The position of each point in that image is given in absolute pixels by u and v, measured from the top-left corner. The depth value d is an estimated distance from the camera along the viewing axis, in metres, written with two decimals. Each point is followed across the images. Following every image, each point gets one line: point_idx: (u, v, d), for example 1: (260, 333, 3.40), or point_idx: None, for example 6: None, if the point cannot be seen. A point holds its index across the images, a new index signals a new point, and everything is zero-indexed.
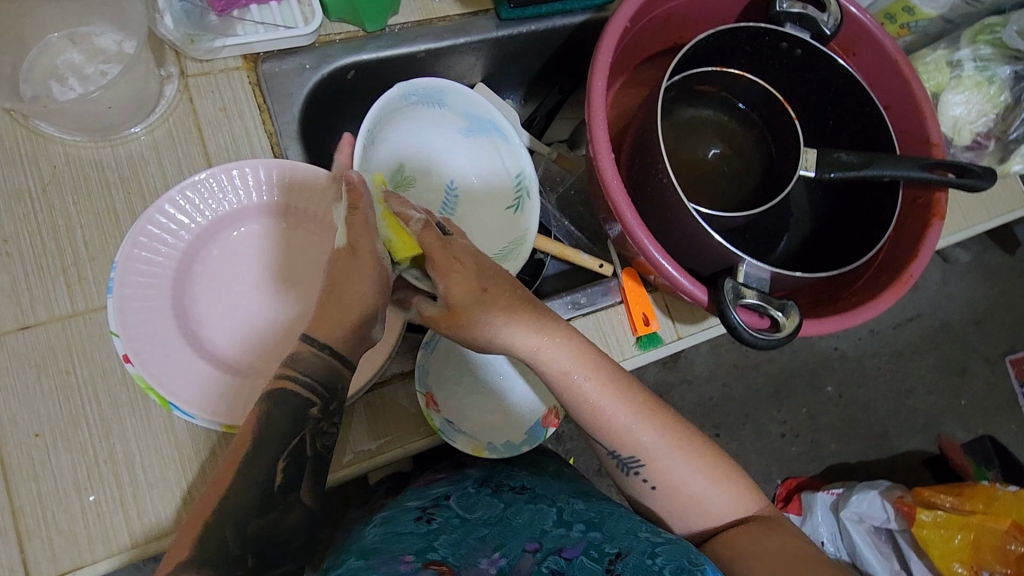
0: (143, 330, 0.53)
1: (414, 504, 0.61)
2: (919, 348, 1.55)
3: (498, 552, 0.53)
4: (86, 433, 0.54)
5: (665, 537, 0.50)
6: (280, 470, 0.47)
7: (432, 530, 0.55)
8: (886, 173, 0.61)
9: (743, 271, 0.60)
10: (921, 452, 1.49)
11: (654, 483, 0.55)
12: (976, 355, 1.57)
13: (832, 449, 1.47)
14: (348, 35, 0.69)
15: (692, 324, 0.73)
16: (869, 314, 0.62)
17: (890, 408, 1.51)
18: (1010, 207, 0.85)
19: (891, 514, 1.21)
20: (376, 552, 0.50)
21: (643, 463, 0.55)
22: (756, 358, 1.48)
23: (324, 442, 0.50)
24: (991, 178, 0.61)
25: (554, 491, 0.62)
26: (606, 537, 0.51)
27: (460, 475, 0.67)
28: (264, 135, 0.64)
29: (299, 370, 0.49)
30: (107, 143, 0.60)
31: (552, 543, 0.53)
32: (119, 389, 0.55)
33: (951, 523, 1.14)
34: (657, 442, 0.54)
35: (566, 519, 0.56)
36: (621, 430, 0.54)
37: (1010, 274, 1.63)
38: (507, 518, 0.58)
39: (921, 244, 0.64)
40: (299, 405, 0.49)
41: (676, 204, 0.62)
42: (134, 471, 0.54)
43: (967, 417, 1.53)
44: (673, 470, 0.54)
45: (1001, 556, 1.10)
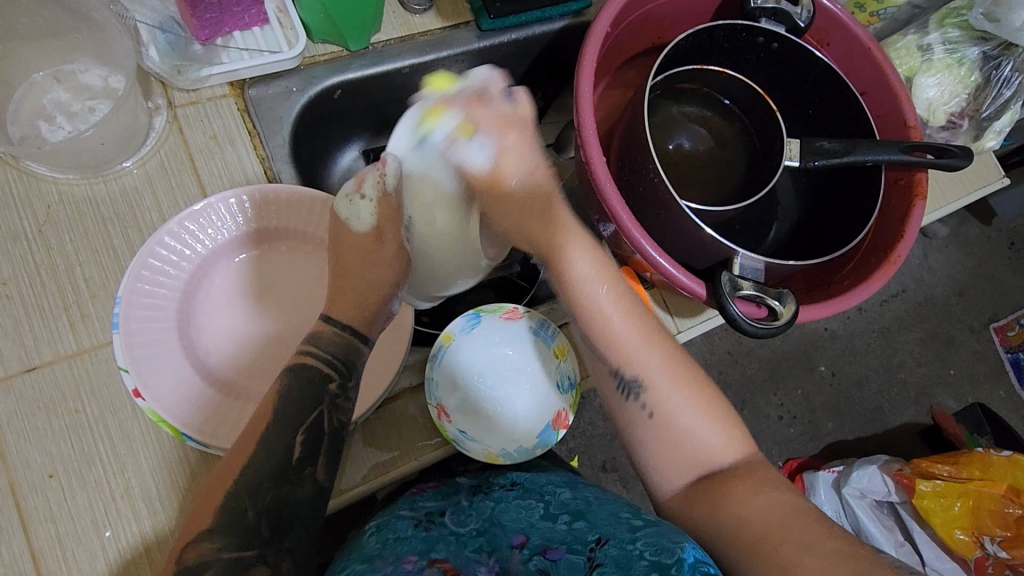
0: (150, 364, 0.54)
1: (407, 514, 0.63)
2: (906, 322, 1.59)
3: (494, 557, 0.56)
4: (100, 470, 0.54)
5: (645, 519, 0.51)
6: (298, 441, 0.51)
7: (430, 538, 0.59)
8: (868, 158, 0.63)
9: (738, 263, 0.62)
10: (915, 424, 1.52)
11: (653, 407, 0.53)
12: (960, 326, 1.61)
13: (829, 427, 1.50)
14: (332, 56, 0.70)
15: (692, 318, 0.75)
16: (864, 295, 0.64)
17: (882, 383, 1.55)
18: (986, 182, 0.88)
19: (892, 487, 1.24)
20: (377, 555, 0.55)
21: (646, 386, 0.53)
22: (750, 344, 1.51)
23: (342, 417, 0.54)
24: (969, 158, 0.62)
25: (542, 483, 0.65)
26: (589, 527, 0.53)
27: (452, 487, 0.68)
28: (256, 160, 0.64)
29: (321, 348, 0.55)
30: (99, 179, 0.60)
31: (539, 540, 0.55)
32: (131, 424, 0.55)
33: (949, 491, 1.18)
34: (662, 366, 0.54)
35: (553, 510, 0.60)
36: (626, 344, 0.55)
37: (988, 244, 1.68)
38: (496, 518, 0.62)
39: (906, 222, 0.66)
40: (319, 378, 0.54)
41: (669, 202, 0.63)
42: (151, 503, 0.54)
43: (957, 386, 1.56)
44: (671, 401, 0.53)
45: (1000, 519, 1.13)
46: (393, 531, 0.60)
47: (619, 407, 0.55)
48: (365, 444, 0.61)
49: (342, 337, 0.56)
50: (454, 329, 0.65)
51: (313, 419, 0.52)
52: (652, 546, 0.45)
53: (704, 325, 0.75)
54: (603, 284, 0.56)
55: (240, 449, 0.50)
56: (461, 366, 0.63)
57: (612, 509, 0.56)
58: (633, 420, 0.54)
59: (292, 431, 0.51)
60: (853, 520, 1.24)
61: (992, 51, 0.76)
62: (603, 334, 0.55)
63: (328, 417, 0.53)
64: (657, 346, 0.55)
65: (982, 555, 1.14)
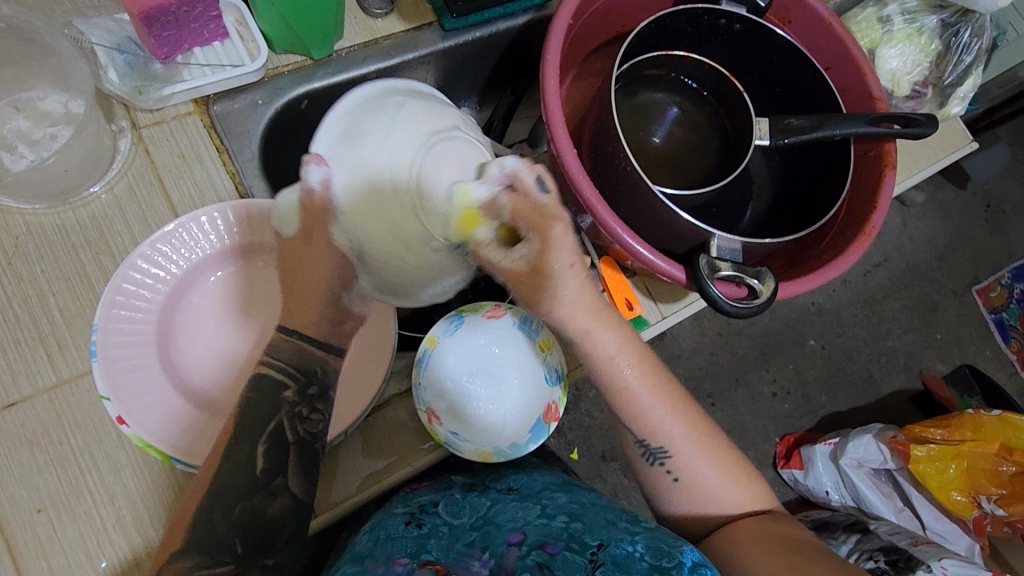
0: (133, 391, 0.53)
1: (401, 510, 0.67)
2: (891, 291, 1.61)
3: (489, 553, 0.58)
4: (90, 501, 0.53)
5: (644, 525, 0.55)
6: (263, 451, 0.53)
7: (422, 533, 0.62)
8: (836, 133, 0.65)
9: (715, 245, 0.62)
10: (907, 389, 1.55)
11: (678, 474, 0.58)
12: (944, 290, 1.63)
13: (823, 400, 1.52)
14: (295, 66, 0.69)
15: (674, 303, 0.75)
16: (842, 268, 0.65)
17: (872, 351, 1.57)
18: (955, 146, 0.89)
19: (888, 455, 1.26)
20: (370, 555, 0.58)
21: (670, 454, 0.58)
22: (738, 323, 1.52)
23: (309, 427, 0.56)
24: (934, 124, 0.66)
25: (537, 489, 0.66)
26: (585, 529, 0.56)
27: (445, 483, 0.71)
28: (227, 175, 0.64)
29: (276, 358, 0.57)
30: (67, 206, 0.59)
31: (535, 536, 0.57)
32: (118, 451, 0.54)
33: (945, 454, 1.20)
34: (687, 434, 0.58)
35: (550, 511, 0.61)
36: (655, 421, 0.58)
37: (964, 207, 1.70)
38: (491, 517, 0.63)
39: (879, 192, 0.68)
40: (276, 386, 0.56)
41: (643, 190, 0.63)
42: (145, 530, 0.54)
43: (945, 350, 1.59)
44: (695, 464, 0.58)
45: (994, 478, 1.17)
46: (386, 530, 0.63)
47: (645, 470, 0.59)
48: (356, 451, 0.61)
49: (291, 342, 0.58)
50: (437, 332, 0.64)
51: (272, 431, 0.54)
52: (652, 549, 0.50)
53: (689, 309, 0.75)
54: (632, 364, 0.57)
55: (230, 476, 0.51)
56: (447, 368, 0.62)
57: (607, 516, 0.58)
58: (658, 481, 0.59)
59: None
60: (853, 490, 1.27)
61: (950, 18, 0.78)
62: (631, 406, 0.58)
63: (289, 427, 0.55)
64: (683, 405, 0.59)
65: (980, 514, 1.19)
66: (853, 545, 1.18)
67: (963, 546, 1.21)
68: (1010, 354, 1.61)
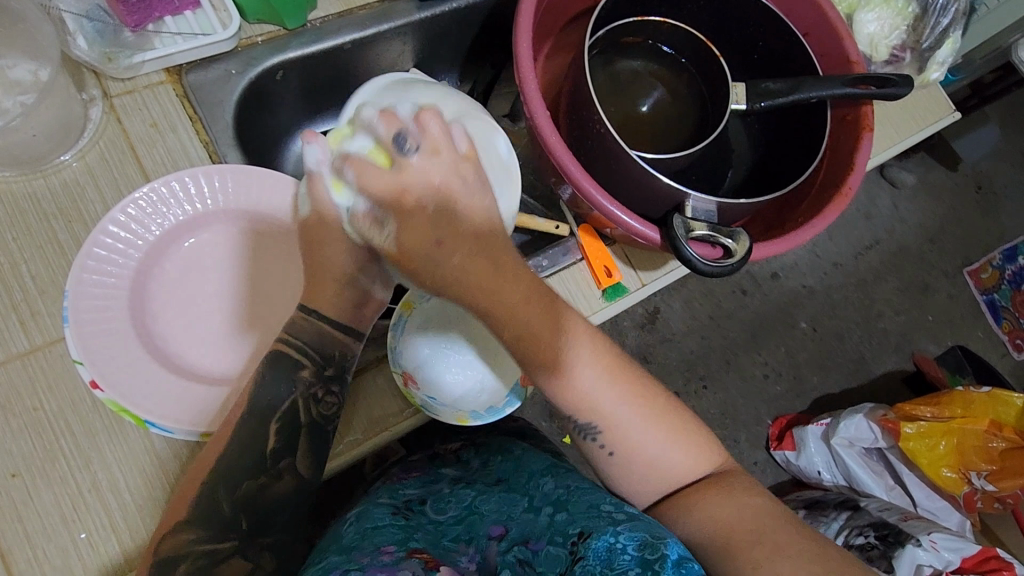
0: (106, 357, 0.53)
1: (386, 501, 0.69)
2: (882, 273, 1.61)
3: (473, 547, 0.62)
4: (65, 467, 0.54)
5: (625, 513, 0.55)
6: (274, 433, 0.55)
7: (409, 524, 0.63)
8: (813, 95, 0.66)
9: (690, 206, 0.62)
10: (898, 371, 1.56)
11: (612, 447, 0.57)
12: (935, 272, 1.64)
13: (814, 381, 1.52)
14: (269, 35, 0.69)
15: (654, 271, 0.76)
16: (819, 228, 0.65)
17: (863, 333, 1.57)
18: (936, 116, 0.90)
19: (878, 434, 1.26)
20: (356, 547, 0.57)
21: (603, 429, 0.57)
22: (729, 306, 1.52)
23: (322, 410, 0.57)
24: (909, 85, 0.66)
25: (525, 480, 0.70)
26: (570, 519, 0.58)
27: (434, 475, 0.76)
28: (200, 145, 0.63)
29: (296, 337, 0.57)
30: (37, 174, 0.58)
31: (518, 532, 0.61)
32: (92, 417, 0.55)
33: (934, 431, 1.20)
34: (624, 405, 0.56)
35: (537, 504, 0.64)
36: (597, 407, 0.56)
37: (955, 188, 1.70)
38: (478, 507, 0.68)
39: (856, 154, 0.68)
40: (294, 367, 0.56)
41: (618, 152, 0.63)
42: (121, 495, 0.54)
43: (936, 332, 1.60)
44: (634, 437, 0.57)
45: (985, 454, 1.17)
46: (370, 521, 0.63)
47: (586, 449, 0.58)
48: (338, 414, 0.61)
49: (312, 323, 0.57)
50: (413, 296, 0.63)
51: (288, 409, 0.56)
52: (635, 540, 0.50)
53: (668, 277, 0.76)
54: (585, 364, 0.55)
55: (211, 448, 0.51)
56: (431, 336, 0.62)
57: (593, 499, 0.60)
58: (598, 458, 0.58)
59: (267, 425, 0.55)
60: (844, 469, 1.28)
61: None
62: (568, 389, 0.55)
63: (306, 408, 0.56)
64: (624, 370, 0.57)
65: (970, 490, 1.19)
66: (843, 522, 1.19)
67: (954, 521, 1.22)
68: (1002, 335, 1.62)
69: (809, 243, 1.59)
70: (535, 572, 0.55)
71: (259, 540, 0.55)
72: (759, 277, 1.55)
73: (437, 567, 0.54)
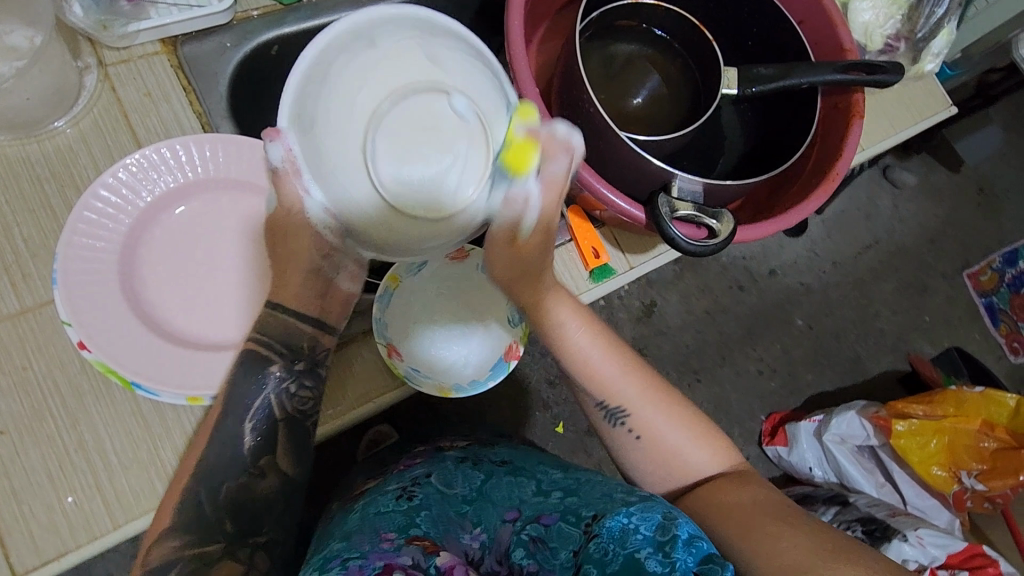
0: (94, 319, 0.54)
1: (392, 488, 0.67)
2: (881, 272, 1.61)
3: (479, 528, 0.60)
4: (51, 426, 0.54)
5: (639, 495, 0.54)
6: (249, 429, 0.53)
7: (413, 506, 0.62)
8: (804, 80, 0.66)
9: (677, 185, 0.62)
10: (894, 370, 1.56)
11: (639, 432, 0.61)
12: (933, 273, 1.64)
13: (809, 378, 1.53)
14: (265, 10, 0.69)
15: (643, 254, 0.76)
16: (803, 213, 0.66)
17: (860, 332, 1.58)
18: (932, 109, 0.90)
19: (870, 431, 1.27)
20: (357, 531, 0.57)
21: (631, 413, 0.61)
22: (726, 301, 1.53)
23: (298, 405, 0.55)
24: (899, 72, 0.67)
25: (529, 463, 0.71)
26: (581, 503, 0.57)
27: (438, 457, 0.75)
28: (193, 115, 0.64)
29: (265, 335, 0.55)
30: (32, 139, 0.59)
31: (530, 512, 0.59)
32: (80, 378, 0.55)
33: (926, 429, 1.22)
34: (636, 389, 0.61)
35: (545, 487, 0.63)
36: (608, 379, 0.61)
37: (956, 189, 1.70)
38: (484, 491, 0.66)
39: (845, 141, 0.69)
40: (261, 360, 0.54)
41: (607, 132, 0.63)
42: (106, 456, 0.55)
43: (933, 333, 1.60)
44: (653, 422, 0.61)
45: (977, 454, 1.21)
46: (376, 506, 0.63)
47: (609, 435, 0.62)
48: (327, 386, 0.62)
49: (276, 318, 0.55)
50: (398, 270, 0.65)
51: (262, 413, 0.53)
52: (646, 520, 0.50)
53: (657, 260, 0.76)
54: (581, 329, 0.61)
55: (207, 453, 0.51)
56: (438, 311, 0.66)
57: (605, 488, 0.58)
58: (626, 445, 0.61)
59: (239, 420, 0.53)
60: (835, 466, 1.28)
61: None
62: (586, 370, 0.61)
63: (280, 405, 0.54)
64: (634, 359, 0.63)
65: (960, 489, 1.21)
66: (832, 517, 1.18)
67: (944, 519, 1.23)
68: (1000, 338, 1.62)
69: (808, 240, 1.59)
70: (549, 548, 0.54)
71: (250, 539, 0.51)
72: (757, 274, 1.56)
73: (438, 551, 0.52)
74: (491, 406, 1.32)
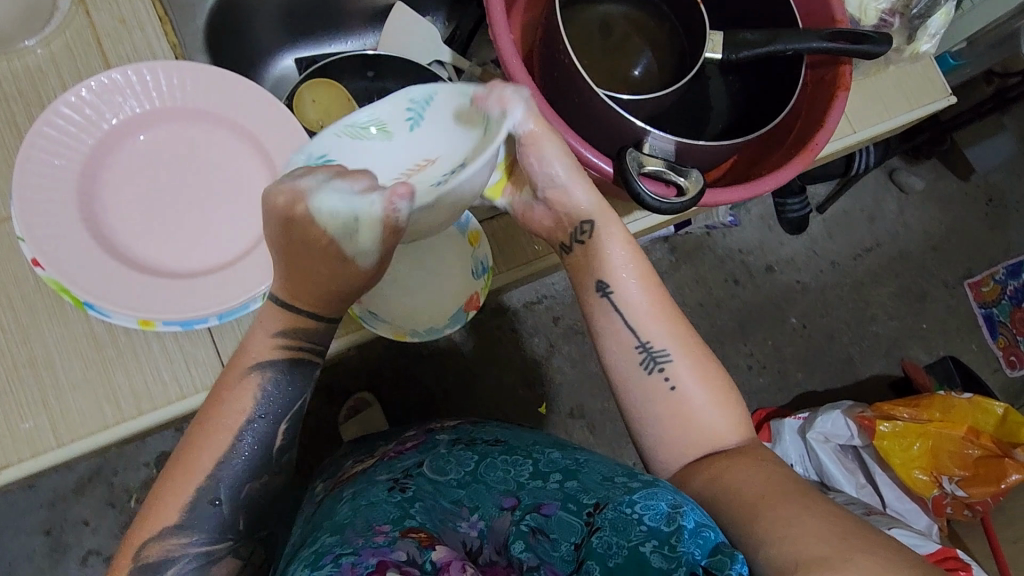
0: (49, 235, 0.54)
1: (384, 478, 0.65)
2: (880, 277, 1.59)
3: (477, 514, 0.58)
4: (4, 339, 0.56)
5: (640, 480, 0.52)
6: (279, 431, 0.55)
7: (406, 498, 0.60)
8: (789, 48, 0.65)
9: (649, 144, 0.61)
10: (886, 375, 1.55)
11: (675, 381, 0.59)
12: (935, 281, 1.61)
13: (798, 377, 1.52)
14: None
15: (618, 219, 0.76)
16: (778, 180, 0.65)
17: (854, 335, 1.56)
18: (931, 97, 0.87)
19: (854, 431, 1.25)
20: (349, 525, 0.55)
21: (670, 359, 0.60)
22: (720, 294, 1.52)
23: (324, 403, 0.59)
24: (886, 44, 0.65)
25: (528, 443, 0.66)
26: (582, 488, 0.55)
27: (431, 441, 0.72)
28: (168, 46, 0.63)
29: (306, 340, 0.55)
30: (3, 56, 0.59)
31: (529, 500, 0.56)
32: (34, 297, 0.56)
33: (910, 432, 1.21)
34: (678, 347, 0.60)
35: (542, 469, 0.60)
36: (653, 325, 0.61)
37: (969, 198, 1.65)
38: (480, 474, 0.63)
39: (829, 111, 0.67)
40: (307, 364, 0.56)
41: (579, 83, 0.62)
42: (56, 374, 0.56)
43: (929, 341, 1.57)
44: (686, 376, 0.60)
45: (959, 460, 1.19)
46: (365, 497, 0.60)
47: (641, 381, 0.60)
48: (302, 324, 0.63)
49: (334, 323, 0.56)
50: None
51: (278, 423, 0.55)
52: (649, 509, 0.48)
53: (644, 221, 0.77)
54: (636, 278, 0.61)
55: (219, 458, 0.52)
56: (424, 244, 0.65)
57: (604, 471, 0.57)
58: (656, 393, 0.59)
59: (276, 423, 0.55)
60: (816, 464, 1.24)
61: None
62: (631, 315, 0.61)
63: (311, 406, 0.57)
64: (663, 315, 0.61)
65: (940, 494, 1.20)
66: None
67: (923, 524, 1.21)
68: (996, 350, 1.58)
69: (808, 238, 1.57)
70: (550, 540, 0.52)
71: (255, 535, 0.56)
72: (754, 269, 1.54)
73: (434, 546, 0.51)
74: (475, 381, 1.32)
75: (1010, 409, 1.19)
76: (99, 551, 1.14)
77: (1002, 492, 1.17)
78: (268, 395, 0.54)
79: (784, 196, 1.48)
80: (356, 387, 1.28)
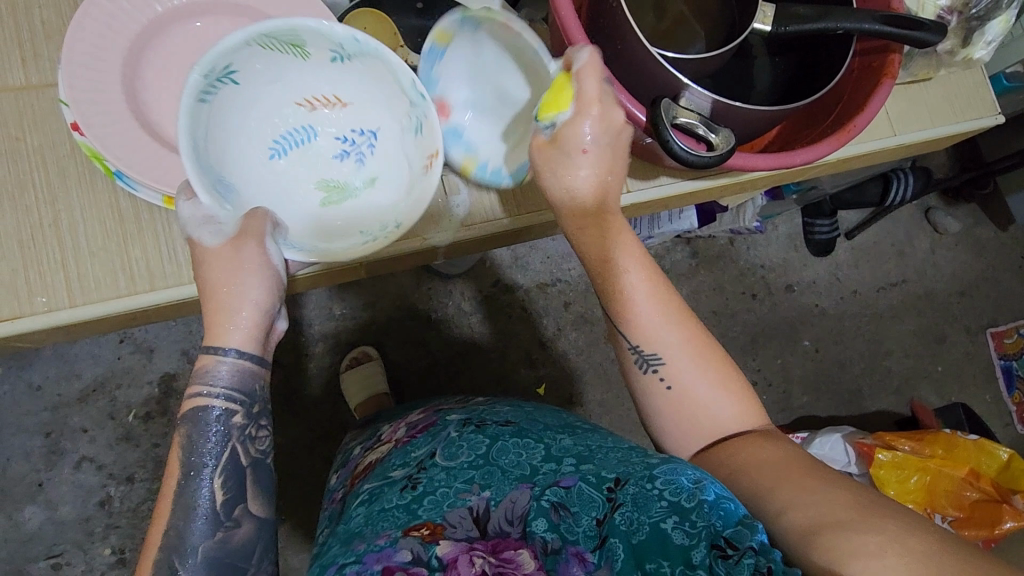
0: (92, 104, 0.56)
1: (400, 475, 0.63)
2: (901, 313, 1.56)
3: (487, 491, 0.57)
4: (31, 198, 0.59)
5: (659, 457, 0.54)
6: (218, 485, 0.53)
7: (417, 495, 0.58)
8: (839, 26, 0.63)
9: (686, 98, 0.61)
10: (892, 413, 1.52)
11: (672, 382, 0.58)
12: (956, 326, 1.57)
13: (803, 401, 1.49)
14: None
15: (643, 182, 0.76)
16: (812, 156, 0.64)
17: (866, 367, 1.53)
18: (978, 113, 0.86)
19: (853, 458, 1.18)
20: (360, 533, 0.56)
21: (664, 361, 0.58)
22: (735, 306, 1.50)
23: (258, 447, 0.55)
24: (940, 34, 0.64)
25: (540, 428, 0.65)
26: (597, 466, 0.56)
27: (441, 425, 0.70)
28: None
29: (216, 384, 0.53)
30: None
31: (542, 479, 0.57)
32: (67, 161, 0.60)
33: (909, 463, 1.16)
34: (680, 343, 0.58)
35: (555, 454, 0.59)
36: (649, 325, 0.58)
37: (1002, 248, 1.61)
38: (493, 457, 0.61)
39: (873, 95, 0.66)
40: (222, 415, 0.53)
41: (624, 27, 0.62)
42: (76, 238, 0.59)
43: (942, 385, 1.54)
44: (687, 372, 0.58)
45: (956, 501, 1.15)
46: (380, 502, 0.59)
47: (641, 384, 0.59)
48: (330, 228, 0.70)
49: (235, 363, 0.54)
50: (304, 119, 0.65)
51: (226, 460, 0.53)
52: (667, 484, 0.50)
53: (670, 187, 0.77)
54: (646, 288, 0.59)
55: (174, 511, 0.52)
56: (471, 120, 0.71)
57: (618, 455, 0.57)
58: (655, 394, 0.58)
59: (209, 474, 0.53)
60: None
61: None
62: (637, 322, 0.59)
63: (245, 451, 0.55)
64: (668, 314, 0.59)
65: None
66: None
67: None
68: (1010, 406, 1.54)
69: (832, 264, 1.55)
70: (571, 514, 0.53)
71: None
72: (774, 285, 1.52)
73: (439, 540, 0.52)
74: (479, 355, 1.32)
75: (1013, 455, 1.17)
76: (93, 458, 1.16)
77: (995, 537, 1.13)
78: (202, 440, 0.53)
79: (813, 216, 1.49)
80: (361, 340, 1.29)
